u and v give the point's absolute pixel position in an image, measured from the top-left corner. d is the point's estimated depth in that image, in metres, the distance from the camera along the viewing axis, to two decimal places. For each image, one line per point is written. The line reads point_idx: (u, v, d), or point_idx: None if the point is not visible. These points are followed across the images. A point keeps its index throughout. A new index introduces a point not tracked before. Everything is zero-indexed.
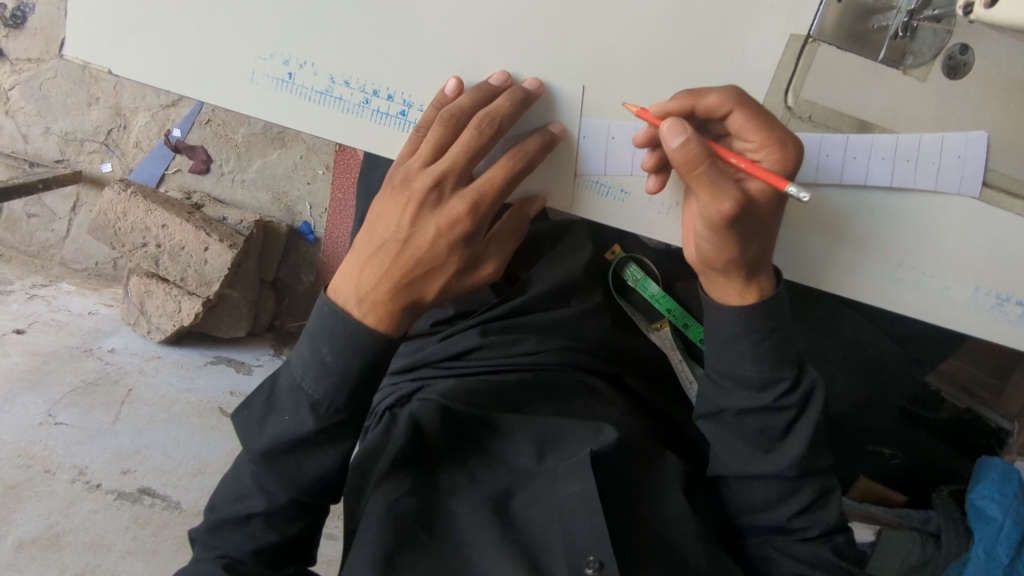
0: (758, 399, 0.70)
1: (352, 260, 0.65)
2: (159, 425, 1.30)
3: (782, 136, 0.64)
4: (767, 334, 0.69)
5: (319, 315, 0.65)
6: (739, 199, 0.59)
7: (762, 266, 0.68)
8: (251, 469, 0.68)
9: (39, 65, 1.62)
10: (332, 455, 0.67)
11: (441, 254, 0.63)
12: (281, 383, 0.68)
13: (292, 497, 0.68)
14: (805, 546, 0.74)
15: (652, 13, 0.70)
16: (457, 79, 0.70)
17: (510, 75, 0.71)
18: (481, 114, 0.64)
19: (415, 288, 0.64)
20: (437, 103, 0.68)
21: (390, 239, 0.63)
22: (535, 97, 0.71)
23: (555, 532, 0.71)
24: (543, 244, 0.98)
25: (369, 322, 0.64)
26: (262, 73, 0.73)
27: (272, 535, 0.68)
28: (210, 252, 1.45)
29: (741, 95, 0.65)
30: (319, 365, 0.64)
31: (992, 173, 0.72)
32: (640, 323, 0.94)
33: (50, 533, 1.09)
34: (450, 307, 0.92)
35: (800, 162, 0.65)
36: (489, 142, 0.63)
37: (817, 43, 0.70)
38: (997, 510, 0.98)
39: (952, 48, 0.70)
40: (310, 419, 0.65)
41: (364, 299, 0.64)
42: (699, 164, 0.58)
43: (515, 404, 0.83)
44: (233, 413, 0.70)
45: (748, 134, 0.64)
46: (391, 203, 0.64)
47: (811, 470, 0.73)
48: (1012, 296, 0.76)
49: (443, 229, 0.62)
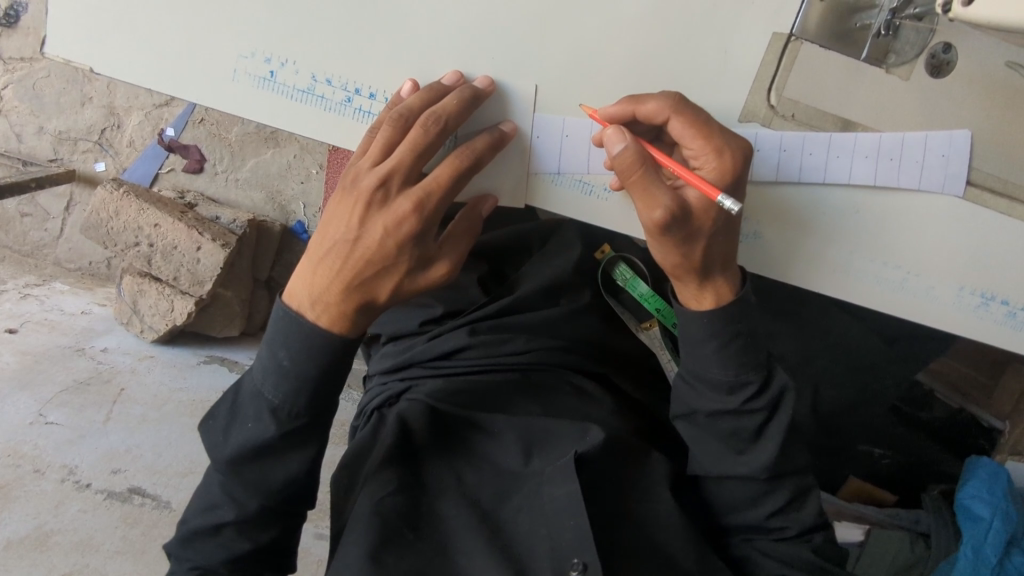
0: (726, 401, 0.71)
1: (307, 262, 0.65)
2: (150, 425, 1.30)
3: (721, 143, 0.64)
4: (730, 339, 0.69)
5: (275, 321, 0.65)
6: (670, 206, 0.61)
7: (716, 272, 0.68)
8: (216, 480, 0.68)
9: (32, 64, 1.62)
10: (298, 459, 0.67)
11: (390, 254, 0.63)
12: (245, 389, 0.68)
13: (261, 505, 0.67)
14: (785, 546, 0.74)
15: (634, 12, 0.70)
16: (411, 81, 0.70)
17: (462, 74, 0.71)
18: (428, 113, 0.63)
19: (367, 288, 0.64)
20: (391, 103, 0.68)
21: (341, 240, 0.63)
22: (485, 95, 0.71)
23: (539, 535, 0.70)
24: (531, 241, 0.97)
25: (323, 322, 0.65)
26: (243, 72, 0.73)
27: (245, 543, 0.68)
28: (202, 251, 1.45)
29: (681, 101, 0.65)
30: (278, 369, 0.65)
31: (976, 172, 0.72)
32: (630, 323, 0.92)
33: (38, 533, 1.09)
34: (437, 306, 0.90)
35: (744, 166, 0.65)
36: (436, 140, 0.63)
37: (800, 41, 0.70)
38: (985, 509, 0.98)
39: (935, 46, 0.69)
40: (271, 425, 0.65)
41: (318, 300, 0.64)
42: (635, 171, 0.61)
43: (503, 403, 0.82)
44: (200, 424, 0.70)
45: (688, 141, 0.65)
46: (340, 204, 0.64)
47: (786, 471, 0.73)
48: (997, 296, 0.76)
49: (390, 229, 0.62)
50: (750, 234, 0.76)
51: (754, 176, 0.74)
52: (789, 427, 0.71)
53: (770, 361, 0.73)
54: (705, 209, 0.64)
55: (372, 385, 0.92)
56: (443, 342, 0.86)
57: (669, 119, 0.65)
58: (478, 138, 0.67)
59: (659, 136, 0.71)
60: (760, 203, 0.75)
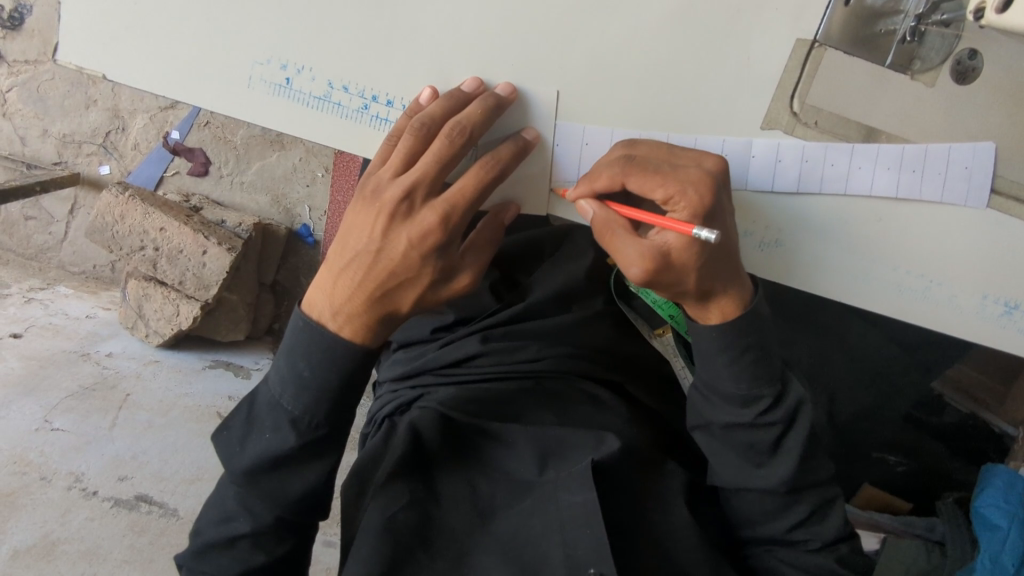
0: (740, 415, 0.70)
1: (327, 272, 0.64)
2: (156, 431, 1.29)
3: (682, 178, 0.60)
4: (742, 351, 0.68)
5: (293, 332, 0.65)
6: (642, 263, 0.61)
7: (722, 291, 0.66)
8: (232, 490, 0.67)
9: (36, 67, 1.61)
10: (316, 470, 0.66)
11: (414, 265, 0.62)
12: (262, 399, 0.67)
13: (277, 517, 0.66)
14: (808, 557, 0.73)
15: (657, 19, 0.69)
16: (430, 88, 0.69)
17: (483, 81, 0.70)
18: (452, 123, 0.63)
19: (390, 299, 0.63)
20: (411, 112, 0.67)
21: (363, 251, 0.62)
22: (508, 103, 0.70)
23: (553, 543, 0.69)
24: (544, 247, 0.95)
25: (345, 333, 0.64)
26: (259, 78, 0.72)
27: (260, 555, 0.66)
28: (208, 256, 1.43)
29: (627, 162, 0.63)
30: (297, 380, 0.64)
31: (1001, 180, 0.71)
32: (642, 330, 0.91)
33: (45, 543, 1.08)
34: (449, 314, 0.89)
35: (713, 196, 0.60)
36: (461, 150, 0.62)
37: (824, 47, 0.69)
38: (1003, 518, 0.96)
39: (961, 52, 0.68)
40: (290, 435, 0.64)
41: (338, 310, 0.63)
42: (608, 236, 0.64)
43: (519, 412, 0.81)
44: (214, 435, 0.69)
45: (649, 191, 0.62)
46: (362, 214, 0.62)
47: (806, 483, 0.72)
48: (1021, 304, 0.75)
49: (414, 241, 0.61)
50: (771, 243, 0.75)
51: (774, 187, 0.73)
52: (806, 441, 0.70)
53: (785, 370, 0.71)
54: (686, 248, 0.60)
55: (382, 393, 0.91)
56: (457, 349, 0.85)
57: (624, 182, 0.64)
58: (501, 147, 0.66)
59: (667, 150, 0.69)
60: (780, 210, 0.74)
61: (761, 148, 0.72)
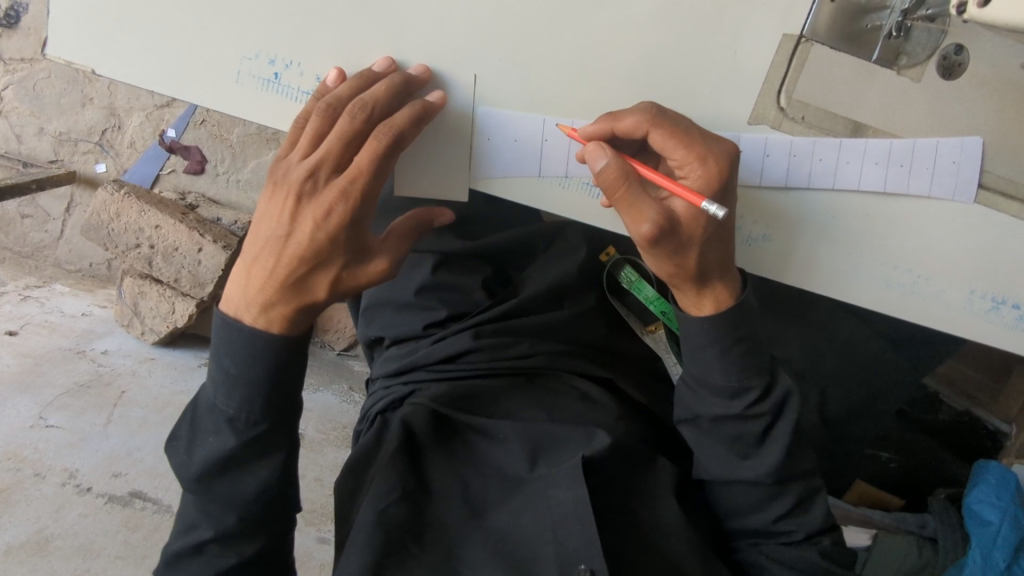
0: (730, 406, 0.70)
1: (240, 265, 0.65)
2: (152, 428, 1.27)
3: (707, 149, 0.64)
4: (734, 342, 0.68)
5: (215, 330, 0.65)
6: (656, 219, 0.61)
7: (713, 279, 0.68)
8: (190, 499, 0.67)
9: (33, 64, 1.62)
10: (266, 468, 0.66)
11: (321, 247, 0.62)
12: (200, 403, 0.67)
13: (239, 518, 0.66)
14: (789, 550, 0.73)
15: (645, 15, 0.69)
16: (338, 69, 0.70)
17: (393, 61, 0.70)
18: (355, 101, 0.63)
19: (303, 285, 0.63)
20: (318, 94, 0.68)
21: (272, 237, 0.62)
22: (421, 83, 0.70)
23: (546, 539, 0.70)
24: (536, 243, 0.93)
25: (262, 325, 0.65)
26: (247, 73, 0.73)
27: (228, 556, 0.66)
28: (204, 253, 1.43)
29: (658, 113, 0.65)
30: (225, 378, 0.64)
31: (988, 175, 0.72)
32: (634, 326, 0.93)
33: (38, 538, 1.09)
34: (441, 310, 0.86)
35: (731, 171, 0.65)
36: (365, 126, 0.63)
37: (810, 43, 0.69)
38: (994, 514, 0.96)
39: (947, 47, 0.69)
40: (230, 436, 0.64)
41: (252, 301, 0.64)
42: (620, 186, 0.61)
43: (507, 408, 0.81)
44: (165, 448, 0.68)
45: (670, 150, 0.64)
46: (271, 200, 0.63)
47: (792, 474, 0.72)
48: (1008, 299, 0.75)
49: (319, 221, 0.61)
50: (759, 236, 0.75)
51: (762, 181, 0.73)
52: (793, 433, 0.70)
53: (773, 363, 0.72)
54: (694, 219, 0.63)
55: (375, 389, 0.91)
56: (449, 345, 0.84)
57: (648, 133, 0.65)
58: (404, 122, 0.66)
59: (644, 148, 0.71)
60: (769, 205, 0.74)
61: (749, 141, 0.72)
